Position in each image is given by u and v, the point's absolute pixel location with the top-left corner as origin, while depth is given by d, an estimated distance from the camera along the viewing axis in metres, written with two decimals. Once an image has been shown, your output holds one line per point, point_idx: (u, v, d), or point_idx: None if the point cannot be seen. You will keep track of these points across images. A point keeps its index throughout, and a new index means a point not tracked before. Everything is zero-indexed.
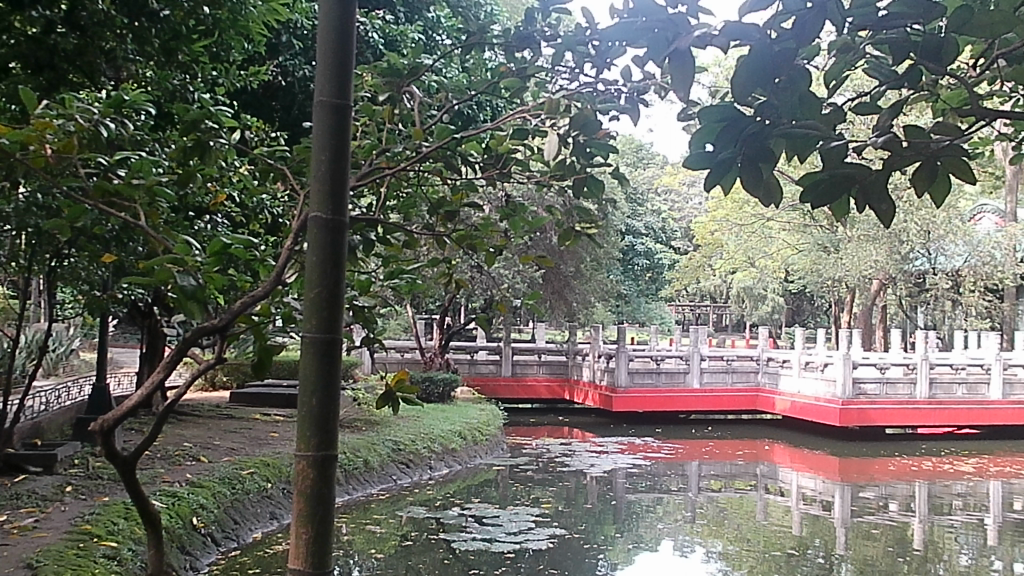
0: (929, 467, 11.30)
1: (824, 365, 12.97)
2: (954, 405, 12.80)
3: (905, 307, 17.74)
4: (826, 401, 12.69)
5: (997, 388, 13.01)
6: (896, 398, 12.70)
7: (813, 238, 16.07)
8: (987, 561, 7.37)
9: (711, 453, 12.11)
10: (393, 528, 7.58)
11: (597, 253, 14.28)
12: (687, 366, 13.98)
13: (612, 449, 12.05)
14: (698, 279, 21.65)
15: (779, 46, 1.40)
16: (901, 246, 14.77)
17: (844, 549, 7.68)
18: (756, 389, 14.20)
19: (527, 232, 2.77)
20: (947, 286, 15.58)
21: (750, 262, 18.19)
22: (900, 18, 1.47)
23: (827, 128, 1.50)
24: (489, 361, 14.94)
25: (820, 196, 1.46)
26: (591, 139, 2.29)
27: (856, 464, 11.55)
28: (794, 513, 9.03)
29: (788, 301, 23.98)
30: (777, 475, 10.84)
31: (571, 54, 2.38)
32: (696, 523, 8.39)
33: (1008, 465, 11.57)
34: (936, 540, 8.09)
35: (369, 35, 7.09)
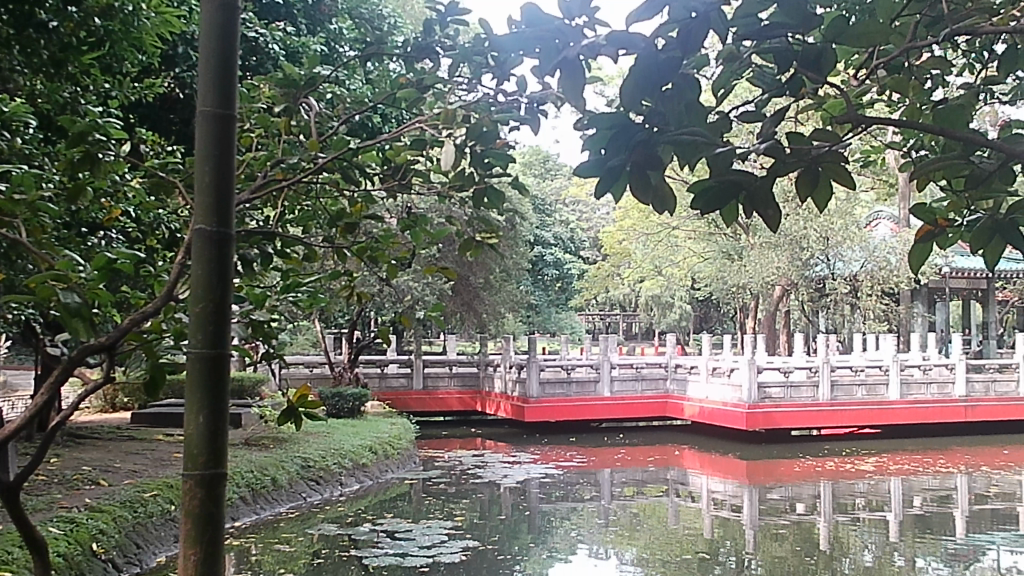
0: (832, 467, 11.62)
1: (731, 370, 13.20)
2: (854, 406, 13.21)
3: (806, 312, 18.22)
4: (732, 405, 12.90)
5: (895, 388, 13.44)
6: (800, 401, 12.96)
7: (717, 246, 16.40)
8: (890, 557, 7.60)
9: (622, 460, 12.23)
10: (303, 546, 7.46)
11: (506, 264, 14.32)
12: (597, 375, 14.08)
13: (525, 459, 12.08)
14: (607, 288, 21.90)
15: (666, 55, 1.43)
16: (801, 253, 15.17)
17: (753, 550, 7.83)
18: (665, 396, 14.41)
19: (428, 243, 2.75)
20: (845, 290, 16.08)
21: (657, 270, 18.47)
22: (780, 28, 1.51)
23: (713, 135, 1.53)
24: (399, 374, 14.83)
25: (709, 202, 1.48)
26: (488, 148, 2.30)
27: (763, 466, 11.80)
28: (704, 517, 9.18)
29: (695, 309, 24.41)
30: (687, 480, 10.99)
31: (468, 65, 2.40)
32: (609, 530, 8.46)
33: (907, 463, 11.97)
34: (841, 538, 8.31)
35: (269, 46, 7.02)
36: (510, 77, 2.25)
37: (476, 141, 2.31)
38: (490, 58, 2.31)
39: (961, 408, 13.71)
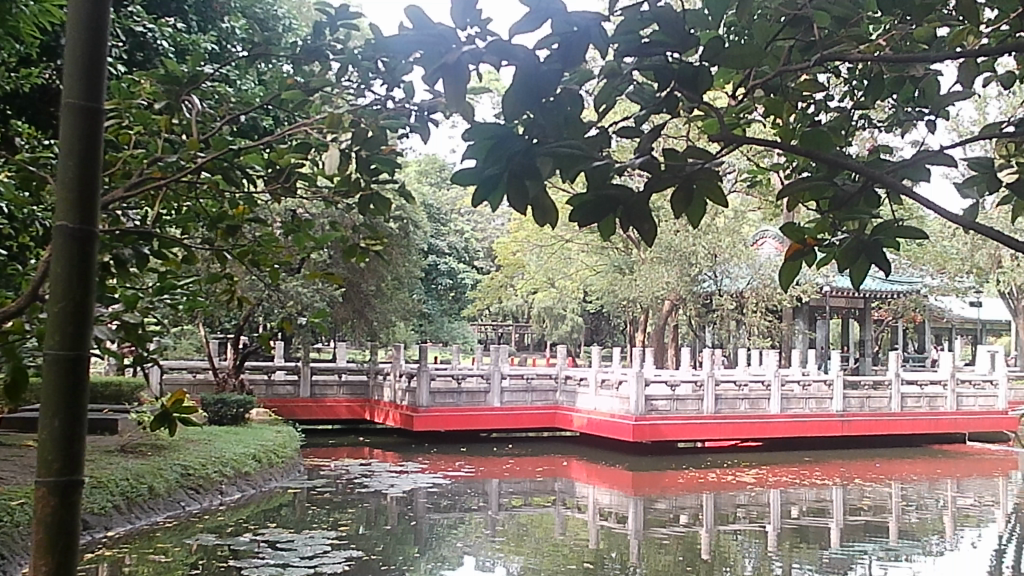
0: (714, 479, 11.88)
1: (619, 383, 13.37)
2: (737, 419, 13.52)
3: (694, 327, 18.63)
4: (620, 417, 13.06)
5: (776, 403, 13.83)
6: (684, 414, 13.21)
7: (609, 261, 16.63)
8: (768, 566, 7.82)
9: (511, 470, 12.27)
10: (180, 557, 7.25)
11: (399, 272, 14.21)
12: (488, 385, 14.06)
13: (413, 468, 12.01)
14: (499, 298, 21.98)
15: (547, 67, 1.46)
16: (690, 269, 15.49)
17: (637, 560, 7.95)
18: (555, 407, 14.53)
19: (312, 248, 2.71)
20: (731, 306, 16.51)
21: (550, 282, 18.64)
22: (659, 46, 1.55)
23: (592, 149, 1.55)
24: (286, 381, 14.56)
25: (587, 214, 1.49)
26: (374, 154, 2.30)
27: (648, 477, 11.98)
28: (590, 527, 9.28)
29: (586, 321, 24.71)
30: (574, 490, 11.09)
31: (358, 70, 2.40)
32: (496, 540, 8.47)
33: (785, 475, 12.34)
34: (721, 548, 8.51)
35: (158, 42, 6.85)
36: (400, 83, 2.26)
37: (363, 147, 2.31)
38: (379, 64, 2.32)
39: (838, 422, 14.22)
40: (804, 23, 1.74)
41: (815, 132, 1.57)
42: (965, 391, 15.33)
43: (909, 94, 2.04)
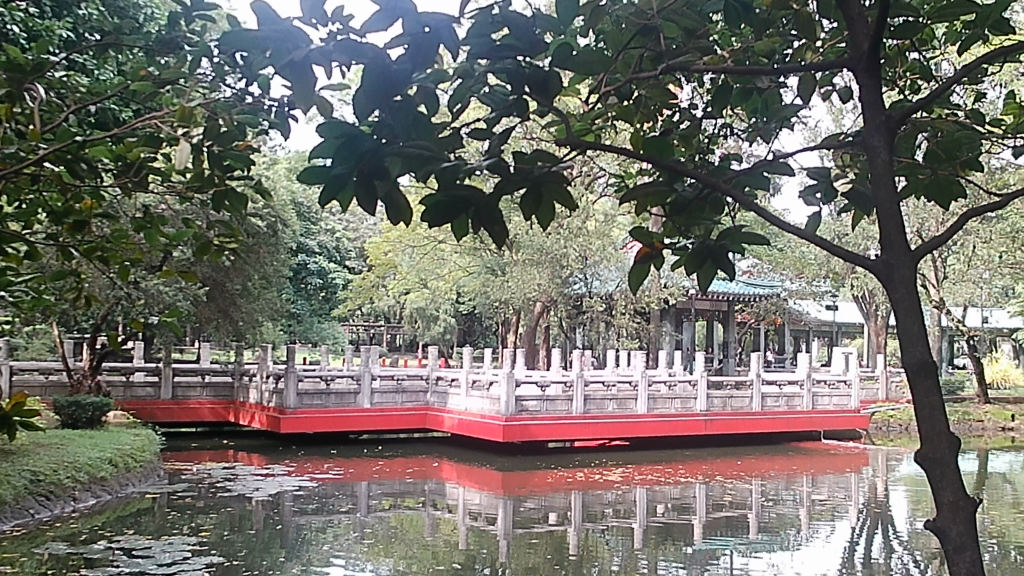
0: (582, 478, 12.05)
1: (490, 383, 13.45)
2: (605, 419, 13.76)
3: (564, 328, 18.89)
4: (490, 418, 13.13)
5: (643, 403, 14.12)
6: (554, 414, 13.36)
7: (482, 262, 16.67)
8: (636, 563, 7.98)
9: (380, 472, 12.17)
10: (28, 568, 6.92)
11: (267, 271, 13.89)
12: (358, 386, 13.88)
13: (279, 471, 11.78)
14: (370, 299, 21.81)
15: (397, 67, 1.45)
16: (561, 271, 15.66)
17: (507, 560, 7.99)
18: (425, 408, 14.49)
19: (165, 244, 2.62)
20: (601, 308, 16.83)
21: (422, 283, 18.61)
22: (510, 49, 1.55)
23: (442, 150, 1.54)
24: (146, 383, 14.06)
25: (440, 216, 1.48)
26: (227, 149, 2.25)
27: (517, 477, 12.08)
28: (460, 528, 9.28)
29: (459, 322, 24.74)
30: (444, 492, 11.08)
31: (212, 62, 2.36)
32: (363, 543, 8.38)
33: (651, 474, 12.61)
34: (589, 545, 8.65)
35: (8, 27, 6.57)
36: (256, 79, 2.23)
37: (216, 142, 2.25)
38: (233, 58, 2.28)
39: (702, 422, 14.63)
40: (654, 32, 1.79)
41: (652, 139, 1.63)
42: (821, 391, 16.01)
43: (752, 107, 2.12)
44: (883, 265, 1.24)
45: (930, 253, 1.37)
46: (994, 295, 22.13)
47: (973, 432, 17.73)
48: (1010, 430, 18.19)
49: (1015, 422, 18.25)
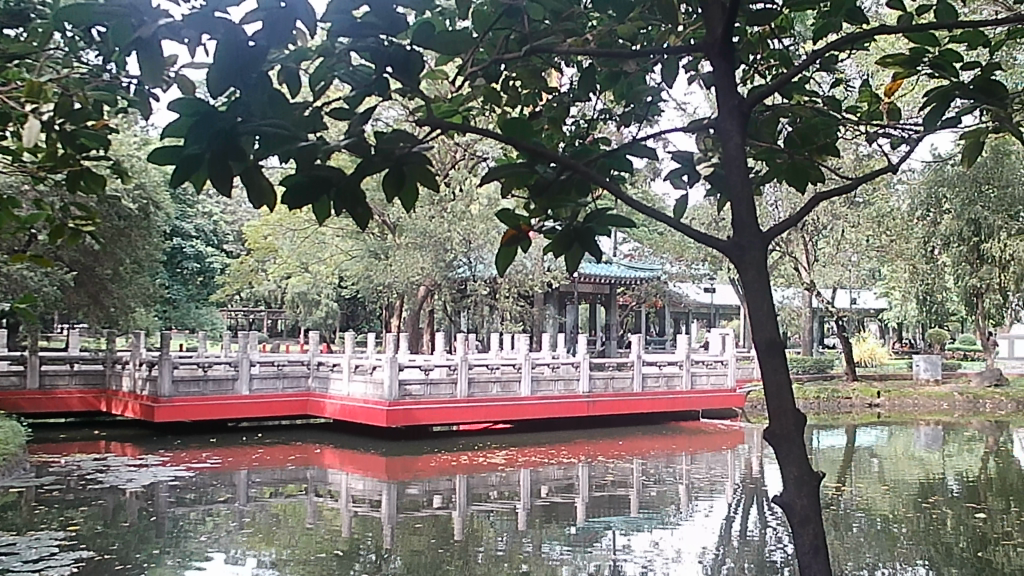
0: (465, 461, 12.09)
1: (372, 368, 13.38)
2: (489, 402, 13.80)
3: (448, 311, 18.87)
4: (373, 403, 13.05)
5: (527, 385, 14.23)
6: (438, 398, 13.34)
7: (364, 246, 16.47)
8: (520, 544, 8.04)
9: (261, 460, 11.96)
10: None
11: (139, 255, 13.40)
12: (236, 373, 13.55)
13: (154, 462, 11.44)
14: (250, 283, 21.33)
15: (252, 45, 1.41)
16: (445, 254, 15.56)
17: (391, 545, 7.95)
18: (307, 394, 14.30)
19: (14, 227, 2.49)
20: (485, 291, 16.86)
21: (304, 267, 18.32)
22: (370, 29, 1.51)
23: (301, 130, 1.51)
24: (10, 372, 13.45)
25: (298, 197, 1.45)
26: (81, 127, 2.15)
27: (401, 462, 12.03)
28: (343, 514, 9.18)
29: (342, 307, 24.44)
30: (327, 478, 10.95)
31: (66, 35, 2.26)
32: (243, 533, 8.21)
33: (534, 455, 12.74)
34: (474, 528, 8.68)
35: None
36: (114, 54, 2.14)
37: (69, 119, 2.15)
38: (86, 31, 2.18)
39: (584, 403, 14.83)
40: (519, 14, 1.79)
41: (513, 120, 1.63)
42: (699, 371, 16.44)
43: (618, 91, 2.14)
44: (734, 247, 1.32)
45: (781, 233, 1.44)
46: (861, 277, 23.05)
47: (840, 409, 18.50)
48: (875, 406, 19.03)
49: (880, 399, 19.11)
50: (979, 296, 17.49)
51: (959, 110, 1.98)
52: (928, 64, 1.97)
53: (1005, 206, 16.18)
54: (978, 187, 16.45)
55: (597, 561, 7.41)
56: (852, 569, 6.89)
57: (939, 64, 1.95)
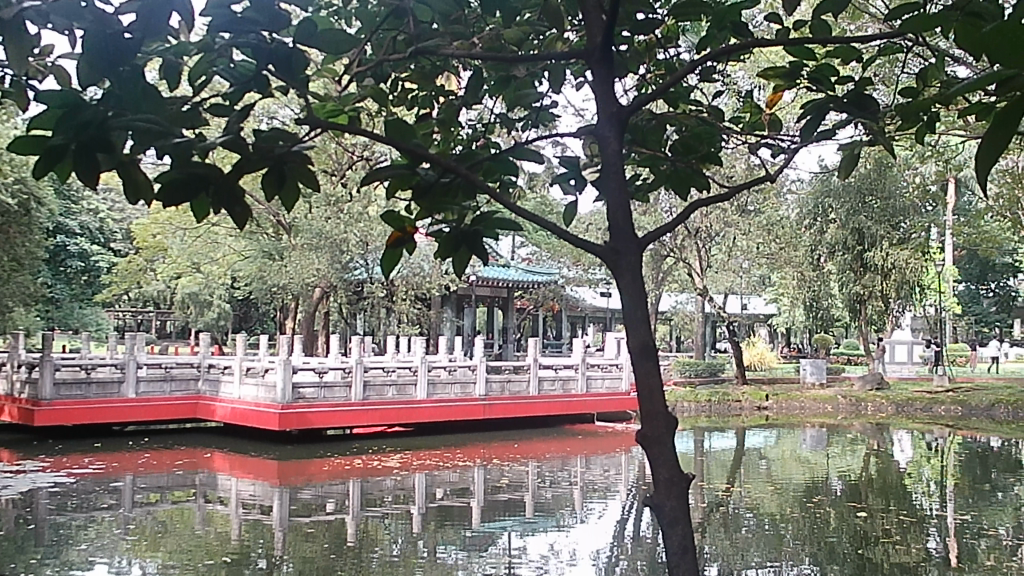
0: (359, 465, 11.98)
1: (265, 371, 13.18)
2: (385, 405, 13.71)
3: (345, 314, 18.66)
4: (265, 406, 12.83)
5: (423, 388, 14.18)
6: (332, 401, 13.18)
7: (259, 246, 16.15)
8: (415, 547, 8.01)
9: (147, 465, 11.62)
10: None
11: (18, 252, 12.85)
12: (121, 375, 13.12)
13: (32, 467, 11.00)
14: (138, 283, 20.69)
15: (127, 35, 1.37)
16: (342, 256, 15.33)
17: (282, 550, 7.82)
18: (196, 397, 14.02)
19: None
20: (381, 293, 16.72)
21: (195, 267, 17.87)
22: (251, 23, 1.46)
23: (176, 125, 1.47)
24: None
25: (173, 195, 1.39)
26: None
27: (293, 466, 11.85)
28: (233, 520, 8.99)
29: (235, 308, 23.92)
30: (216, 483, 10.71)
31: None
32: (127, 540, 7.97)
33: (429, 458, 12.71)
34: (367, 532, 8.61)
35: None
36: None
37: None
38: None
39: (480, 405, 14.85)
40: (408, 16, 1.77)
41: (396, 121, 1.62)
42: (595, 374, 16.64)
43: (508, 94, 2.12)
44: (610, 252, 1.39)
45: (658, 237, 1.50)
46: (751, 283, 23.66)
47: (730, 412, 18.98)
48: (764, 409, 19.54)
49: (768, 402, 19.65)
50: (862, 303, 18.15)
51: (835, 123, 2.05)
52: (806, 78, 2.04)
53: (887, 217, 17.28)
54: (862, 198, 17.40)
55: (494, 565, 7.41)
56: (742, 568, 7.06)
57: (816, 77, 2.00)
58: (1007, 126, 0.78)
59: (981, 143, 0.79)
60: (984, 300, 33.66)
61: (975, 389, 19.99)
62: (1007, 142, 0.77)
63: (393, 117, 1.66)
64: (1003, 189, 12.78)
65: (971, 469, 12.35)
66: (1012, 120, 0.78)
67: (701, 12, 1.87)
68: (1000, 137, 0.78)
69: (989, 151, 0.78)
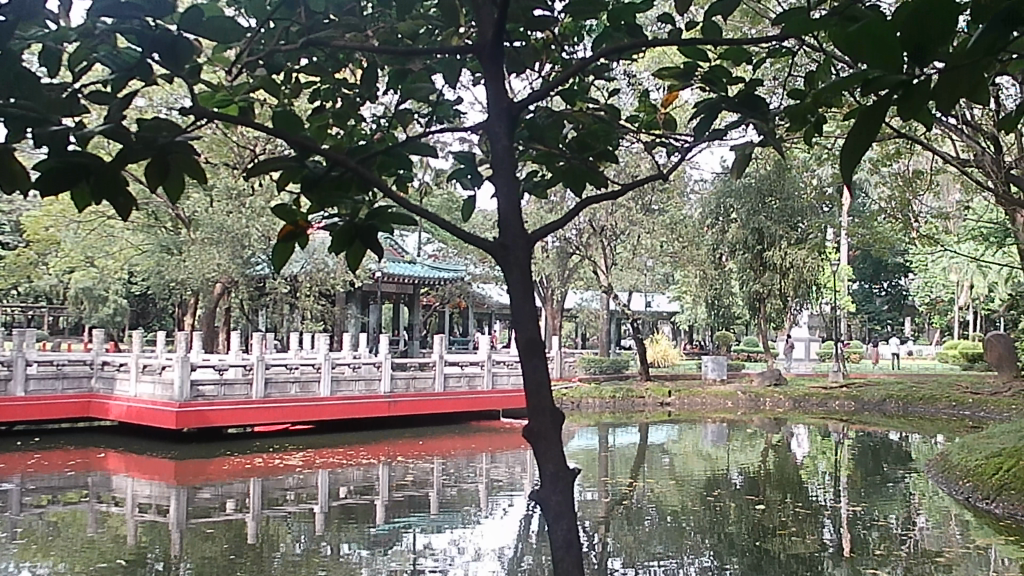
0: (261, 464, 11.77)
1: (162, 368, 12.85)
2: (288, 403, 13.49)
3: (246, 309, 18.32)
4: (162, 404, 12.50)
5: (326, 385, 14.00)
6: (232, 399, 12.92)
7: (157, 240, 15.74)
8: (318, 547, 7.91)
9: (35, 466, 11.20)
10: None
11: None
12: (10, 373, 12.60)
13: None
14: (28, 276, 19.95)
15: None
16: (244, 251, 15.03)
17: (180, 552, 7.63)
18: (90, 395, 13.59)
19: None
20: (284, 288, 16.46)
21: (89, 261, 17.32)
22: (133, 9, 1.40)
23: (50, 112, 1.40)
24: None
25: (50, 184, 1.32)
26: None
27: (191, 465, 11.58)
28: (128, 522, 8.74)
29: (132, 303, 23.30)
30: (110, 484, 10.39)
31: None
32: (14, 544, 7.67)
33: (332, 456, 12.56)
34: (269, 532, 8.46)
35: None
36: None
37: None
38: None
39: (385, 403, 14.75)
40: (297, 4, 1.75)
41: (285, 113, 1.60)
42: (500, 371, 16.69)
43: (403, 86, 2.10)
44: (500, 246, 1.43)
45: (548, 233, 1.53)
46: (655, 281, 24.03)
47: (633, 408, 19.25)
48: (666, 405, 19.85)
49: (670, 398, 19.99)
50: (762, 301, 18.59)
51: (728, 124, 2.09)
52: (699, 79, 2.08)
53: (785, 217, 17.78)
54: (762, 199, 17.84)
55: (397, 563, 7.37)
56: (644, 562, 7.15)
57: (709, 78, 2.04)
58: (874, 122, 0.84)
59: (848, 135, 0.85)
60: (876, 299, 34.87)
61: (867, 385, 20.68)
62: (875, 135, 0.83)
63: (280, 109, 1.64)
64: (896, 192, 13.25)
65: (863, 462, 12.77)
66: (875, 118, 0.84)
67: (594, 11, 1.89)
68: (867, 133, 0.84)
69: (854, 147, 0.84)
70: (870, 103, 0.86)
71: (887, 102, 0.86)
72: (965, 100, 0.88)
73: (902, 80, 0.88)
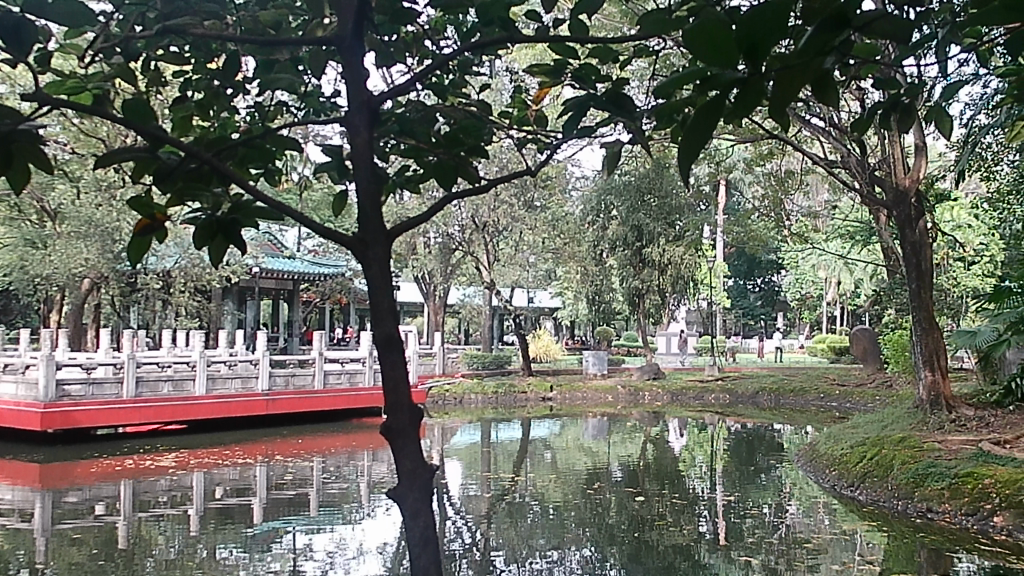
0: (131, 466, 11.38)
1: (25, 367, 12.30)
2: (160, 402, 13.08)
3: (117, 306, 17.69)
4: (25, 406, 11.95)
5: (201, 384, 13.63)
6: (101, 398, 12.46)
7: (20, 233, 15.04)
8: (193, 549, 7.70)
9: None
10: None
11: None
12: None
13: None
14: None
15: None
16: (114, 245, 14.50)
17: (45, 558, 7.32)
18: None
19: None
20: (157, 284, 15.95)
21: None
22: None
23: None
24: None
25: None
26: None
27: (57, 469, 11.11)
28: None
29: None
30: None
31: None
32: None
33: (207, 457, 12.23)
34: (141, 535, 8.19)
35: None
36: None
37: None
38: None
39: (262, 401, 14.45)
40: None
41: (138, 100, 1.55)
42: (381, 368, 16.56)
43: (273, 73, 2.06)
44: (358, 241, 1.46)
45: (409, 230, 1.54)
46: (537, 276, 24.22)
47: (515, 403, 19.37)
48: (549, 400, 20.00)
49: (553, 392, 20.08)
50: (641, 296, 18.95)
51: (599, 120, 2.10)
52: (569, 76, 2.09)
53: (664, 214, 18.15)
54: (641, 196, 18.17)
55: (277, 563, 7.23)
56: (527, 555, 7.21)
57: (578, 75, 2.06)
58: (708, 122, 0.87)
59: (686, 130, 0.88)
60: (750, 295, 36.02)
61: (741, 378, 21.29)
62: (709, 132, 0.87)
63: (135, 97, 1.59)
64: (768, 191, 13.69)
65: (738, 453, 13.15)
66: (708, 118, 0.87)
67: (461, 4, 1.89)
68: (703, 127, 0.88)
69: (690, 142, 0.87)
70: (707, 100, 0.89)
71: (723, 101, 0.90)
72: (800, 94, 0.93)
73: (738, 77, 0.92)
